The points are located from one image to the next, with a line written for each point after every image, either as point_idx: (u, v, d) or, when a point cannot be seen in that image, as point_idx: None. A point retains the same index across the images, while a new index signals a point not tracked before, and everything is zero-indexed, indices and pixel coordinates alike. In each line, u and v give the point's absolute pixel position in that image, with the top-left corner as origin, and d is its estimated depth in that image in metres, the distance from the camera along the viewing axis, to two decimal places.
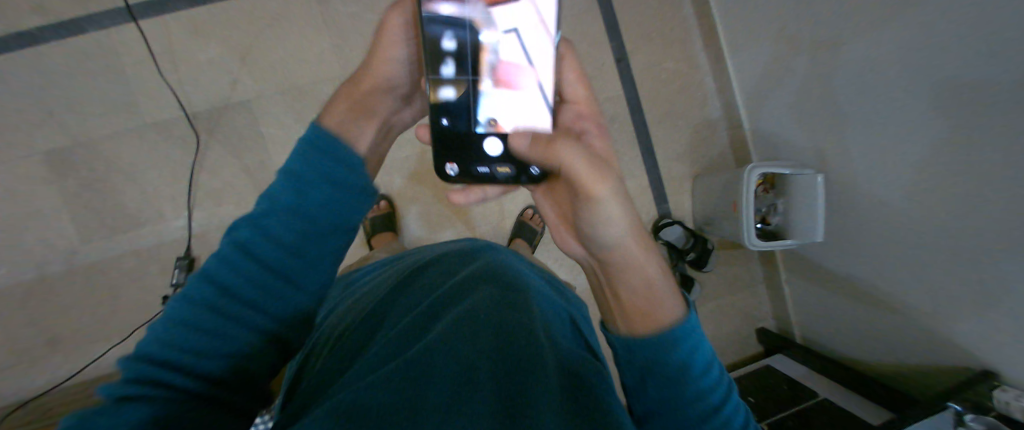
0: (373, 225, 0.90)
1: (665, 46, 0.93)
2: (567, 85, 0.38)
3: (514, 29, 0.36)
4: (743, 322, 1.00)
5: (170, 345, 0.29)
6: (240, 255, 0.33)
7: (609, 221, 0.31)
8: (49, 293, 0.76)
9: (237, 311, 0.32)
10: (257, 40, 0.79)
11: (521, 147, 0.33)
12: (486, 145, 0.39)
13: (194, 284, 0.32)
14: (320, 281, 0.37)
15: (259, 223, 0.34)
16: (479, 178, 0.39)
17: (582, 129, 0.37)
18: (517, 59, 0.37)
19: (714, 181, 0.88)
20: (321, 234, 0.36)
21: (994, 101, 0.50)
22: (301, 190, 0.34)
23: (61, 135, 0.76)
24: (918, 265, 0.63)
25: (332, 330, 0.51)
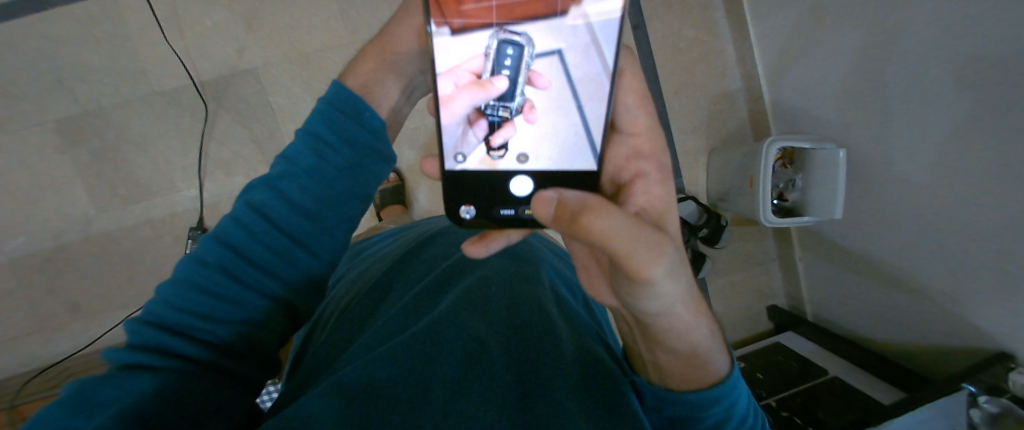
0: (383, 198, 0.90)
1: (685, 11, 0.88)
2: (625, 114, 0.41)
3: (558, 50, 0.40)
4: (754, 300, 0.99)
5: (181, 306, 0.31)
6: (255, 217, 0.33)
7: (655, 298, 0.28)
8: (69, 261, 0.78)
9: (248, 275, 0.33)
10: (262, 5, 0.77)
11: (548, 214, 0.29)
12: (512, 186, 0.40)
13: (207, 243, 0.33)
14: (333, 247, 0.38)
15: (276, 185, 0.35)
16: (502, 220, 0.40)
17: (637, 169, 0.38)
18: (559, 79, 0.41)
19: (731, 155, 0.85)
20: (337, 198, 0.36)
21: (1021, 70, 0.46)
22: (320, 151, 0.35)
23: (71, 103, 0.76)
24: (936, 243, 0.61)
25: (342, 295, 0.53)
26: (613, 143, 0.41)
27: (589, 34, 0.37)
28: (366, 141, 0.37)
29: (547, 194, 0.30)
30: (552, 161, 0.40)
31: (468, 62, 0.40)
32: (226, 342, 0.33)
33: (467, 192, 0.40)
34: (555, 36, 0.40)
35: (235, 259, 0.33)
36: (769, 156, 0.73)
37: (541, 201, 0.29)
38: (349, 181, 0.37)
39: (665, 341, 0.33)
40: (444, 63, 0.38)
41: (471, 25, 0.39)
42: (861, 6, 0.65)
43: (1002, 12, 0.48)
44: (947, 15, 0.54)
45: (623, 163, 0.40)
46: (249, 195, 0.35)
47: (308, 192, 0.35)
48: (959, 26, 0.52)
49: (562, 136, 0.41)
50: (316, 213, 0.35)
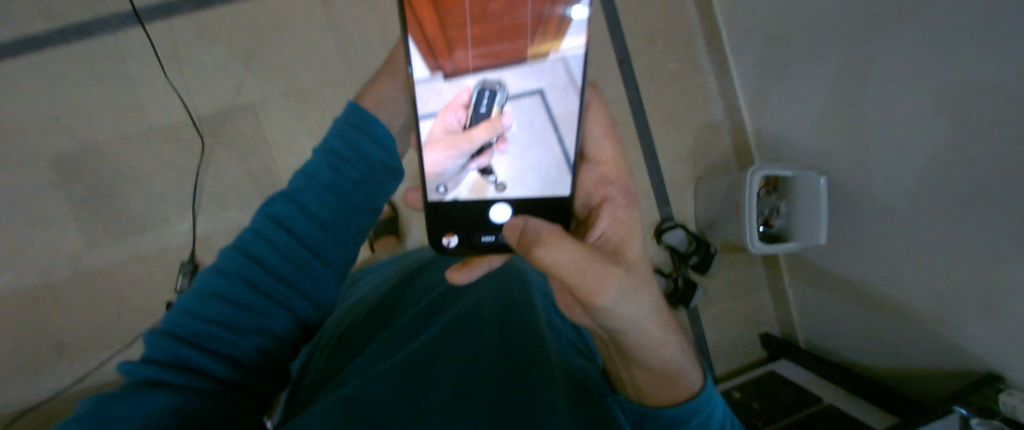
0: (375, 229, 0.91)
1: (669, 47, 0.92)
2: (595, 142, 0.46)
3: (538, 86, 0.43)
4: (747, 327, 0.99)
5: (199, 316, 0.31)
6: (274, 229, 0.36)
7: (618, 316, 0.31)
8: (56, 297, 0.77)
9: (265, 284, 0.34)
10: (261, 44, 0.79)
11: (512, 240, 0.35)
12: (492, 212, 0.42)
13: (227, 256, 0.34)
14: (345, 259, 0.41)
15: (295, 198, 0.37)
16: (484, 247, 0.41)
17: (609, 194, 0.42)
18: (539, 110, 0.43)
19: (718, 184, 0.87)
20: (350, 212, 0.40)
21: (1002, 108, 0.48)
22: (338, 166, 0.39)
23: (70, 139, 0.77)
24: (924, 271, 0.62)
25: (338, 324, 0.52)
26: (585, 172, 0.45)
27: (567, 75, 0.41)
28: (379, 157, 0.41)
29: (515, 223, 0.36)
30: (535, 190, 0.42)
31: (457, 100, 0.46)
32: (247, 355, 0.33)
33: (449, 223, 0.42)
34: (535, 76, 0.43)
35: (255, 269, 0.34)
36: (754, 184, 0.75)
37: (512, 228, 0.36)
38: (362, 194, 0.40)
39: (641, 357, 0.34)
40: (433, 102, 0.44)
41: (459, 70, 0.46)
42: (836, 46, 0.68)
43: (977, 50, 0.50)
44: (924, 52, 0.56)
45: (594, 189, 0.44)
46: (268, 209, 0.37)
47: (326, 205, 0.38)
48: (923, 64, 0.56)
49: (543, 163, 0.43)
50: (335, 225, 0.39)
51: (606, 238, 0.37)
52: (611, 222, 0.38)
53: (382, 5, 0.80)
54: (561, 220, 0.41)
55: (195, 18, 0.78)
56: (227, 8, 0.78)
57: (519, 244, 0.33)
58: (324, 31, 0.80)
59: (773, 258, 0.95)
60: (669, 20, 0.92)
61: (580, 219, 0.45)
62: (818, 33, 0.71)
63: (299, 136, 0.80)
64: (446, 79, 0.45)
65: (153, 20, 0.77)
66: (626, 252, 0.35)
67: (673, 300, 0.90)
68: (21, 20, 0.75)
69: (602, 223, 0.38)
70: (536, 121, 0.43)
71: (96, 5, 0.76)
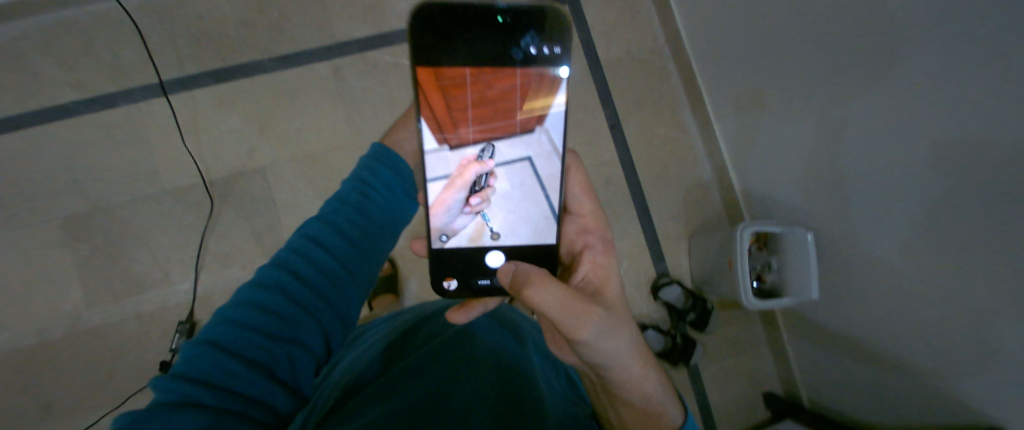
0: (375, 287, 0.92)
1: (656, 113, 0.99)
2: (576, 198, 0.60)
3: (528, 155, 0.56)
4: (748, 384, 0.98)
5: (238, 323, 0.38)
6: (310, 244, 0.46)
7: (601, 346, 0.44)
8: (49, 357, 0.77)
9: (296, 292, 0.42)
10: (275, 112, 0.85)
11: (505, 280, 0.47)
12: (487, 258, 0.53)
13: (268, 269, 0.43)
14: (364, 271, 0.50)
15: (328, 218, 0.49)
16: (481, 287, 0.53)
17: (587, 242, 0.56)
18: (528, 175, 0.56)
19: (711, 241, 0.89)
20: (371, 229, 0.52)
21: (962, 187, 0.50)
22: (366, 192, 0.53)
23: (84, 201, 0.80)
24: (914, 337, 0.62)
25: (336, 378, 0.54)
26: (569, 222, 0.60)
27: (551, 146, 0.55)
28: (405, 186, 0.56)
29: (508, 267, 0.48)
30: (522, 239, 0.54)
31: (463, 163, 0.56)
32: (275, 362, 0.38)
33: (451, 268, 0.53)
34: (525, 147, 0.57)
35: (291, 280, 0.43)
36: (744, 240, 0.77)
37: (504, 272, 0.47)
38: (383, 217, 0.54)
39: (626, 389, 0.49)
40: (441, 168, 0.55)
41: (463, 141, 0.56)
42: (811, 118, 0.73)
43: (925, 133, 0.52)
44: (881, 132, 0.58)
45: (575, 237, 0.58)
46: (304, 229, 0.48)
47: (353, 223, 0.50)
48: (892, 135, 0.56)
49: (532, 218, 0.55)
50: (358, 240, 0.50)
51: (587, 280, 0.51)
52: (591, 268, 0.53)
53: (390, 78, 0.87)
54: (549, 262, 0.54)
55: (215, 89, 0.84)
56: (245, 80, 0.84)
57: (511, 285, 0.45)
58: (335, 100, 0.86)
59: (770, 315, 0.95)
60: (654, 89, 1.00)
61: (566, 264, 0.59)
62: (781, 102, 0.74)
63: (304, 197, 0.83)
64: (452, 149, 0.55)
65: (176, 90, 0.83)
66: (602, 292, 0.50)
67: (673, 358, 0.94)
68: (53, 92, 0.81)
69: (583, 268, 0.53)
70: (526, 182, 0.57)
71: (125, 78, 0.83)
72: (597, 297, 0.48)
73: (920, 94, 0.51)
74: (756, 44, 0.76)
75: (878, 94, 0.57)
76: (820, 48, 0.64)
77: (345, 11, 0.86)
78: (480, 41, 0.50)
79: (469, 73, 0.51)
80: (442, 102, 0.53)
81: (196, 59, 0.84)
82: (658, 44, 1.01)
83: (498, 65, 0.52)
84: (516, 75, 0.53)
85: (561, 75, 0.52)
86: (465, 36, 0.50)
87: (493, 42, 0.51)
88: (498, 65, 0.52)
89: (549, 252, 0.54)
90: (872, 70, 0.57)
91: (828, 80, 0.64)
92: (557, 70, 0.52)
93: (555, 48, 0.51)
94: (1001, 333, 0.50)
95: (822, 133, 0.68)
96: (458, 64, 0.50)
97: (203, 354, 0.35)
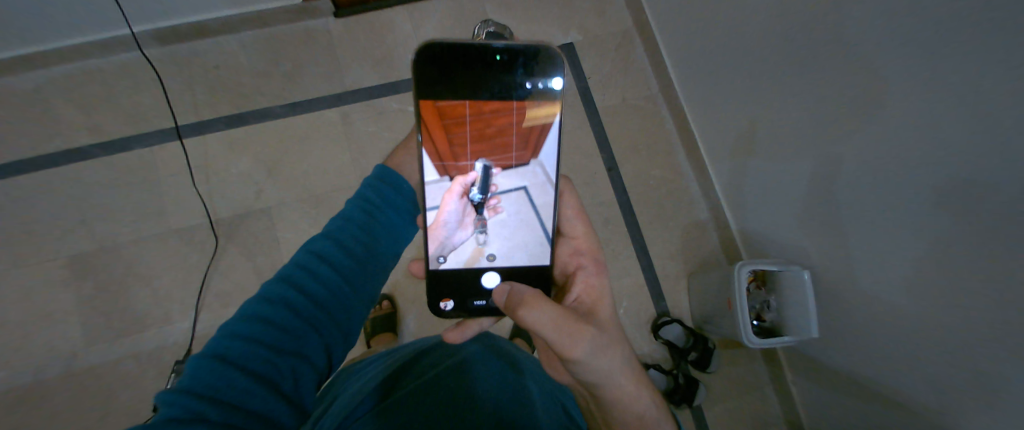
0: (374, 326, 0.91)
1: (651, 155, 1.04)
2: (569, 219, 0.62)
3: (523, 185, 0.59)
4: (752, 426, 0.96)
5: (246, 336, 0.41)
6: (316, 259, 0.50)
7: (595, 363, 0.46)
8: (41, 401, 0.75)
9: (301, 306, 0.46)
10: (284, 156, 0.88)
11: (501, 299, 0.50)
12: (484, 279, 0.56)
13: (275, 283, 0.47)
14: (366, 286, 0.54)
15: (334, 236, 0.54)
16: (477, 308, 0.56)
17: (580, 262, 0.59)
18: (523, 203, 0.59)
19: (709, 280, 0.90)
20: (373, 246, 0.56)
21: (951, 235, 0.51)
22: (371, 211, 0.58)
23: (92, 240, 0.82)
24: (916, 383, 0.61)
25: (337, 404, 0.55)
26: (561, 245, 0.62)
27: (545, 176, 0.57)
28: (406, 204, 0.62)
29: (503, 287, 0.50)
30: (517, 262, 0.57)
31: (459, 191, 0.58)
32: (279, 377, 0.40)
33: (448, 290, 0.56)
34: (520, 177, 0.59)
35: (297, 294, 0.46)
36: (742, 279, 0.78)
37: (500, 291, 0.50)
38: (386, 235, 0.58)
39: (620, 407, 0.50)
40: (439, 196, 0.56)
41: (463, 171, 0.58)
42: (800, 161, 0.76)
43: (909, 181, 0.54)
44: (872, 180, 0.60)
45: (568, 258, 0.61)
46: (310, 245, 0.52)
47: (358, 240, 0.54)
48: (887, 185, 0.58)
49: (528, 242, 0.58)
50: (361, 257, 0.54)
51: (580, 300, 0.54)
52: (583, 288, 0.55)
53: (397, 123, 0.90)
54: (543, 282, 0.56)
55: (228, 134, 0.87)
56: (258, 125, 0.88)
57: (507, 304, 0.48)
58: (342, 144, 0.89)
59: (772, 355, 0.93)
60: (649, 133, 1.04)
61: (558, 284, 0.61)
62: (772, 151, 0.78)
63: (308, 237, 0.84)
64: (451, 179, 0.58)
65: (191, 134, 0.86)
66: (595, 311, 0.52)
67: (675, 399, 0.92)
68: (71, 136, 0.84)
69: (576, 289, 0.55)
70: (522, 211, 0.59)
71: (142, 122, 0.86)
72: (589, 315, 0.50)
73: (903, 145, 0.54)
74: (748, 94, 0.79)
75: (864, 143, 0.60)
76: (807, 101, 0.67)
77: (355, 62, 0.91)
78: (480, 76, 0.53)
79: (469, 107, 0.54)
80: (442, 135, 0.55)
81: (211, 106, 0.88)
82: (652, 91, 1.06)
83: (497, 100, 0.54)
84: (514, 111, 0.55)
85: (557, 87, 0.54)
86: (465, 70, 0.52)
87: (493, 77, 0.53)
88: (497, 100, 0.54)
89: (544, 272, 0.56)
90: (856, 123, 0.60)
91: (815, 130, 0.67)
92: (552, 82, 0.54)
93: (553, 83, 0.54)
94: (996, 383, 0.49)
95: (813, 179, 0.70)
96: (458, 97, 0.53)
97: (211, 362, 0.37)
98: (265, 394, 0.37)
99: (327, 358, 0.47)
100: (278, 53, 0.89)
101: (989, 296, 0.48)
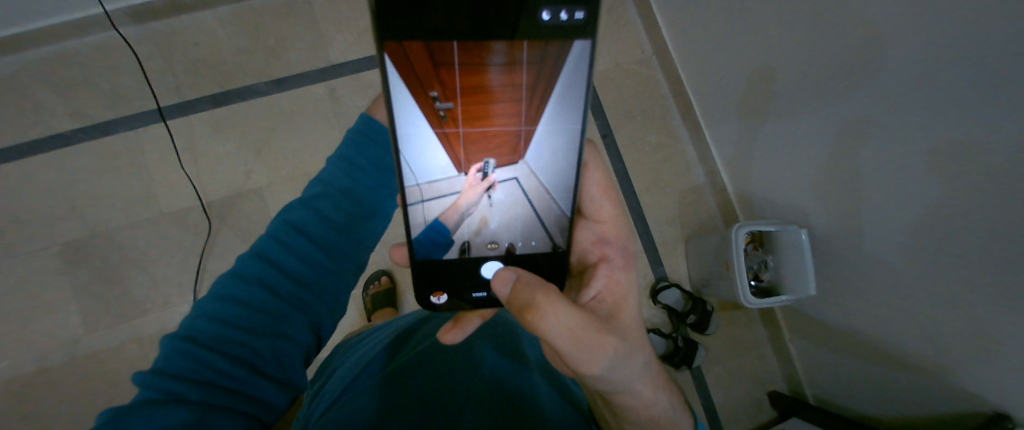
0: (374, 302, 0.91)
1: (646, 121, 1.02)
2: (596, 199, 0.59)
3: (513, 177, 0.57)
4: (752, 385, 0.98)
5: (217, 319, 0.42)
6: (291, 231, 0.50)
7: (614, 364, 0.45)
8: (47, 385, 0.76)
9: (273, 284, 0.46)
10: (271, 135, 0.86)
11: (502, 294, 0.47)
12: (483, 268, 0.53)
13: (246, 260, 0.47)
14: (349, 255, 0.53)
15: (310, 203, 0.53)
16: (477, 300, 0.52)
17: (604, 253, 0.57)
18: (514, 194, 0.56)
19: (707, 243, 0.90)
20: (356, 211, 0.55)
21: (955, 174, 0.49)
22: (351, 173, 0.57)
23: (82, 227, 0.81)
24: (913, 331, 0.61)
25: (347, 364, 0.57)
26: (584, 230, 0.60)
27: (557, 164, 0.54)
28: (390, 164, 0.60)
29: (504, 277, 0.47)
30: (521, 247, 0.55)
31: (471, 187, 0.56)
32: (256, 357, 0.43)
33: (443, 283, 0.52)
34: (511, 170, 0.57)
35: (270, 271, 0.46)
36: (738, 240, 0.78)
37: (501, 281, 0.47)
38: (370, 196, 0.57)
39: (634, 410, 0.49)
40: (442, 191, 0.55)
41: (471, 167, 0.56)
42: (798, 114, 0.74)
43: (909, 122, 0.53)
44: (865, 128, 0.59)
45: (591, 247, 0.58)
46: (287, 215, 0.52)
47: (339, 204, 0.54)
48: (881, 136, 0.57)
49: (529, 230, 0.55)
50: (343, 225, 0.53)
51: (600, 299, 0.51)
52: (604, 284, 0.53)
53: None
54: (560, 276, 0.54)
55: (212, 114, 0.85)
56: (242, 103, 0.86)
57: (512, 299, 0.45)
58: (330, 120, 0.87)
59: (770, 314, 0.94)
60: (643, 98, 1.02)
61: (576, 272, 0.59)
62: (765, 104, 0.76)
63: None
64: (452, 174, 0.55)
65: (175, 116, 0.84)
66: (617, 312, 0.50)
67: (675, 361, 0.94)
68: (53, 121, 0.82)
69: (598, 283, 0.53)
70: (517, 204, 0.56)
71: (123, 104, 0.84)
72: (611, 320, 0.48)
73: (904, 87, 0.52)
74: (743, 52, 0.77)
75: (861, 90, 0.58)
76: (803, 51, 0.65)
77: (339, 34, 0.89)
78: (484, 39, 0.47)
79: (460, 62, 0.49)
80: (436, 118, 0.51)
81: (194, 85, 0.86)
82: (645, 55, 1.03)
83: (500, 75, 0.50)
84: (524, 87, 0.51)
85: None
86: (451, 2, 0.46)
87: (497, 42, 0.48)
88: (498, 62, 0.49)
89: (554, 258, 0.54)
90: (853, 70, 0.58)
91: (809, 82, 0.66)
92: None
93: (576, 12, 0.47)
94: (1003, 320, 0.49)
95: (808, 133, 0.69)
96: (456, 71, 0.49)
97: (186, 346, 0.39)
98: (241, 376, 0.40)
99: (312, 334, 0.48)
100: (258, 27, 0.86)
101: (992, 233, 0.48)
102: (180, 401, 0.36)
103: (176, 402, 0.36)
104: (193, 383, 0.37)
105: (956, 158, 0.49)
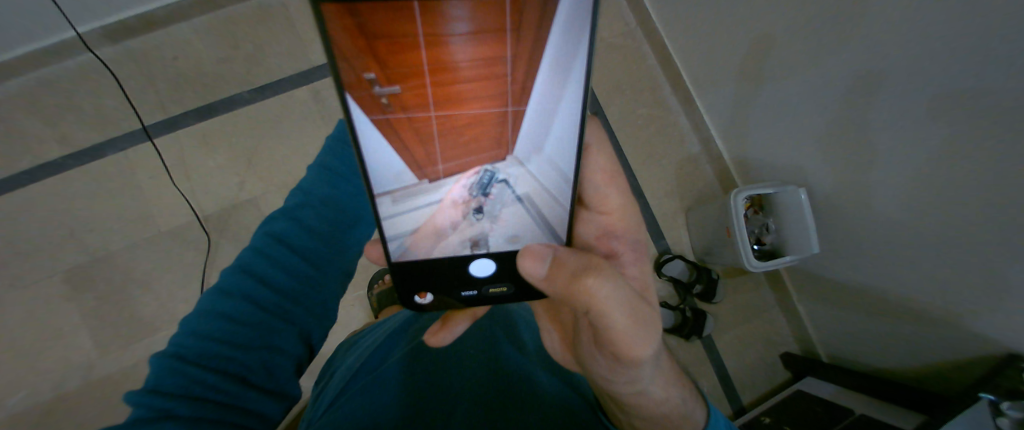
0: (381, 299, 0.89)
1: (636, 95, 1.00)
2: (600, 187, 0.55)
3: (501, 179, 0.51)
4: (765, 349, 0.98)
5: (205, 335, 0.42)
6: (273, 242, 0.51)
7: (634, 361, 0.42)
8: (67, 411, 0.77)
9: (261, 297, 0.46)
10: (260, 144, 0.85)
11: (536, 273, 0.45)
12: (473, 267, 0.49)
13: (229, 277, 0.47)
14: (332, 264, 0.55)
15: (292, 213, 0.54)
16: (467, 299, 0.49)
17: (610, 247, 0.53)
18: (504, 197, 0.51)
19: (707, 212, 0.90)
20: (337, 218, 0.58)
21: (950, 115, 0.48)
22: (332, 180, 0.60)
23: (83, 253, 0.81)
24: (921, 278, 0.61)
25: (348, 361, 0.58)
26: (589, 221, 0.56)
27: (551, 163, 0.49)
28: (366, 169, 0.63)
29: (539, 256, 0.45)
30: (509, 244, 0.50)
31: (454, 194, 0.50)
32: (247, 369, 0.43)
33: (428, 283, 0.49)
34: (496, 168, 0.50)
35: (256, 284, 0.46)
36: (738, 205, 0.77)
37: (536, 257, 0.45)
38: (350, 202, 0.60)
39: (645, 406, 0.46)
40: (416, 201, 0.48)
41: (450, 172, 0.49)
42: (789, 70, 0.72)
43: (900, 67, 0.52)
44: (858, 77, 0.57)
45: (595, 239, 0.54)
46: (268, 227, 0.53)
47: (320, 213, 0.56)
48: (873, 83, 0.55)
49: (523, 232, 0.50)
50: (326, 235, 0.55)
51: None
52: None
53: None
54: None
55: (199, 128, 0.84)
56: (227, 114, 0.85)
57: (552, 274, 0.43)
58: (318, 124, 0.87)
59: (776, 276, 0.94)
60: (631, 71, 1.00)
61: None
62: (755, 65, 0.74)
63: None
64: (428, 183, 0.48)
65: (162, 133, 0.84)
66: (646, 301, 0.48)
67: (684, 332, 0.93)
68: (41, 149, 0.82)
69: None
70: (508, 208, 0.50)
71: (110, 127, 0.84)
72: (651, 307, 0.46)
73: (892, 30, 0.51)
74: (728, 13, 0.76)
75: (851, 39, 0.57)
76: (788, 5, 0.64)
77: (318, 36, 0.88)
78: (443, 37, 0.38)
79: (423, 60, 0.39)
80: (379, 107, 0.41)
81: (177, 101, 0.85)
82: (629, 27, 1.01)
83: (469, 72, 0.41)
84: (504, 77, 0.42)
85: None
86: None
87: (461, 39, 0.39)
88: (468, 45, 0.39)
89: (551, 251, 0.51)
90: (842, 18, 0.57)
91: (797, 36, 0.64)
92: None
93: None
94: (1005, 259, 0.49)
95: (799, 89, 0.68)
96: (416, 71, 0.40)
97: (171, 362, 0.39)
98: (231, 390, 0.40)
99: (303, 343, 0.50)
100: (235, 36, 0.85)
101: (990, 170, 0.47)
102: (169, 417, 0.35)
103: (166, 418, 0.35)
104: (181, 398, 0.37)
105: (950, 102, 0.48)
